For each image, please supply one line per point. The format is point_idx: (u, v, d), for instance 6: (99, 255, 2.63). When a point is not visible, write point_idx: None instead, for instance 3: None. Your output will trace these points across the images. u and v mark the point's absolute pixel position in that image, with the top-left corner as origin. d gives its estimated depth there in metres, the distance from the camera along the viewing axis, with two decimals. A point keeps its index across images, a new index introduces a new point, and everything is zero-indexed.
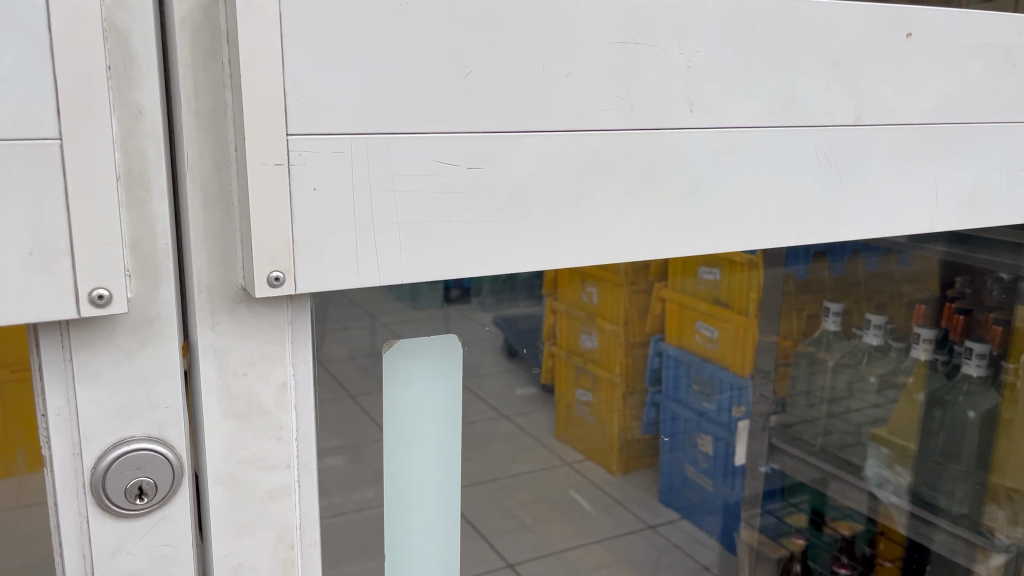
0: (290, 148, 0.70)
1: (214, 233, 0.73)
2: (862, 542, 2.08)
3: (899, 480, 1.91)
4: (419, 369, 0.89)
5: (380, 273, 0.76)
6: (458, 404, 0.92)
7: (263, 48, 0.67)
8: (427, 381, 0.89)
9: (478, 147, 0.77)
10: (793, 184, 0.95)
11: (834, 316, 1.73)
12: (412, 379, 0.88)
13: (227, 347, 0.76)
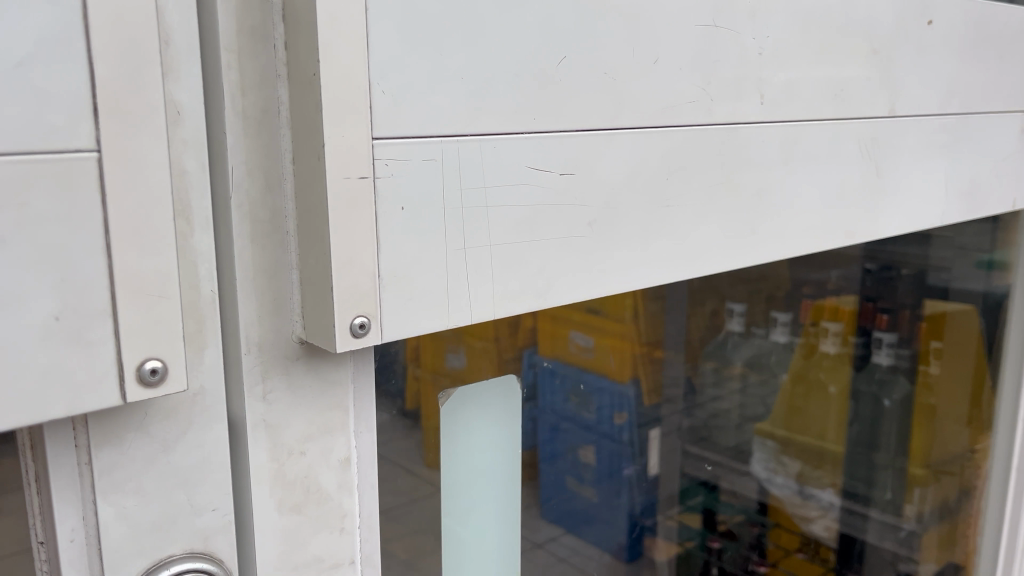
0: (375, 156, 0.54)
1: (265, 273, 0.55)
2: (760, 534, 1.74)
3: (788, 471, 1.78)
4: (483, 421, 0.73)
5: (472, 309, 0.61)
6: (517, 456, 0.77)
7: (347, 24, 0.51)
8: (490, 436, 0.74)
9: (571, 149, 0.65)
10: (841, 181, 0.89)
11: (737, 318, 1.37)
12: (475, 433, 0.72)
13: (282, 421, 0.58)
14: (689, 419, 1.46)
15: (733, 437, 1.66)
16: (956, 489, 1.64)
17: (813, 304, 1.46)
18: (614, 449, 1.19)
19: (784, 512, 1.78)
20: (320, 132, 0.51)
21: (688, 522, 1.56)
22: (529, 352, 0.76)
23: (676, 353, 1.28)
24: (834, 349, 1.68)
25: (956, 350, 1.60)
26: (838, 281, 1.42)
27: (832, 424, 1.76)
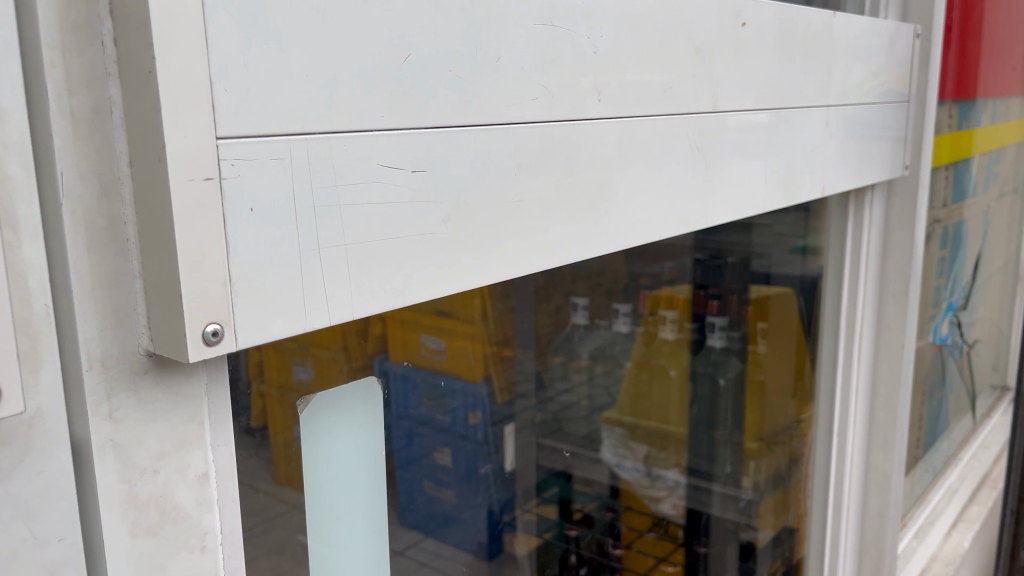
0: (220, 156, 0.52)
1: (104, 283, 0.52)
2: (601, 514, 1.62)
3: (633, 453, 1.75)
4: (347, 436, 0.73)
5: (330, 310, 0.60)
6: (382, 454, 0.76)
7: (182, 19, 0.49)
8: (357, 451, 0.74)
9: (420, 146, 0.65)
10: (674, 173, 0.95)
11: (582, 311, 1.39)
12: (339, 450, 0.72)
13: (132, 440, 0.55)
14: (542, 411, 1.43)
15: (584, 425, 1.61)
16: (785, 458, 1.81)
17: (651, 294, 1.51)
18: (471, 448, 1.17)
19: (633, 493, 1.74)
20: (159, 132, 0.49)
21: (546, 513, 1.46)
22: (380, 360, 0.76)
23: (526, 349, 1.29)
24: (671, 336, 1.71)
25: (781, 328, 1.74)
26: (673, 272, 1.47)
27: (673, 408, 1.79)
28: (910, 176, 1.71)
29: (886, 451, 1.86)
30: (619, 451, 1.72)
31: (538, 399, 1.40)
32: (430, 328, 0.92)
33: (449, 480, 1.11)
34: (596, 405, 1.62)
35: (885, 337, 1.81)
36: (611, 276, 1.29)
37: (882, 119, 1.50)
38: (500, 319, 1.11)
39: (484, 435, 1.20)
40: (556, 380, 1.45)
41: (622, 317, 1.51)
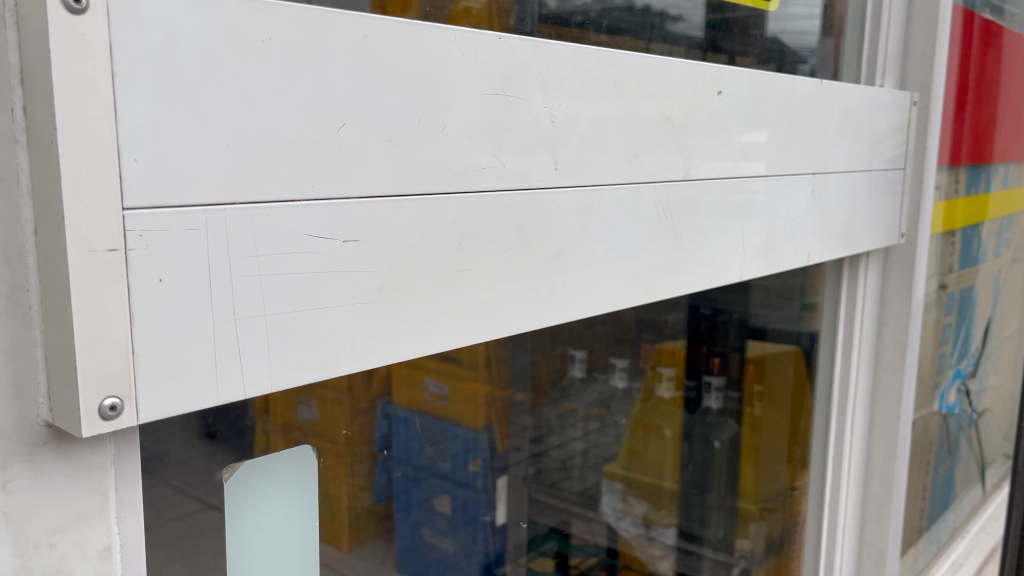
0: (127, 227, 0.51)
1: (3, 351, 0.51)
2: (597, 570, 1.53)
3: (632, 510, 1.60)
4: (277, 523, 0.69)
5: (246, 384, 0.59)
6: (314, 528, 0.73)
7: (87, 89, 0.48)
8: (288, 536, 0.70)
9: (353, 216, 0.64)
10: (640, 243, 0.93)
11: (579, 363, 1.30)
12: (268, 538, 0.69)
13: (25, 513, 0.53)
14: (538, 463, 1.32)
15: (578, 480, 1.45)
16: (780, 525, 1.76)
17: (653, 348, 1.44)
18: (467, 496, 1.18)
19: (632, 555, 1.61)
20: (58, 203, 0.48)
21: (539, 566, 1.40)
22: (383, 403, 0.89)
23: (521, 391, 1.22)
24: (667, 394, 1.59)
25: (778, 393, 1.69)
26: (676, 325, 1.46)
27: (668, 465, 1.65)
28: (908, 244, 1.68)
29: (881, 525, 1.79)
30: (617, 507, 1.57)
31: (532, 455, 1.30)
32: (434, 373, 0.97)
33: (446, 529, 1.13)
34: (593, 458, 1.46)
35: (881, 406, 1.77)
36: (604, 335, 1.28)
37: (874, 186, 1.48)
38: (497, 374, 1.14)
39: (482, 483, 1.21)
40: (553, 431, 1.33)
41: (618, 372, 1.39)
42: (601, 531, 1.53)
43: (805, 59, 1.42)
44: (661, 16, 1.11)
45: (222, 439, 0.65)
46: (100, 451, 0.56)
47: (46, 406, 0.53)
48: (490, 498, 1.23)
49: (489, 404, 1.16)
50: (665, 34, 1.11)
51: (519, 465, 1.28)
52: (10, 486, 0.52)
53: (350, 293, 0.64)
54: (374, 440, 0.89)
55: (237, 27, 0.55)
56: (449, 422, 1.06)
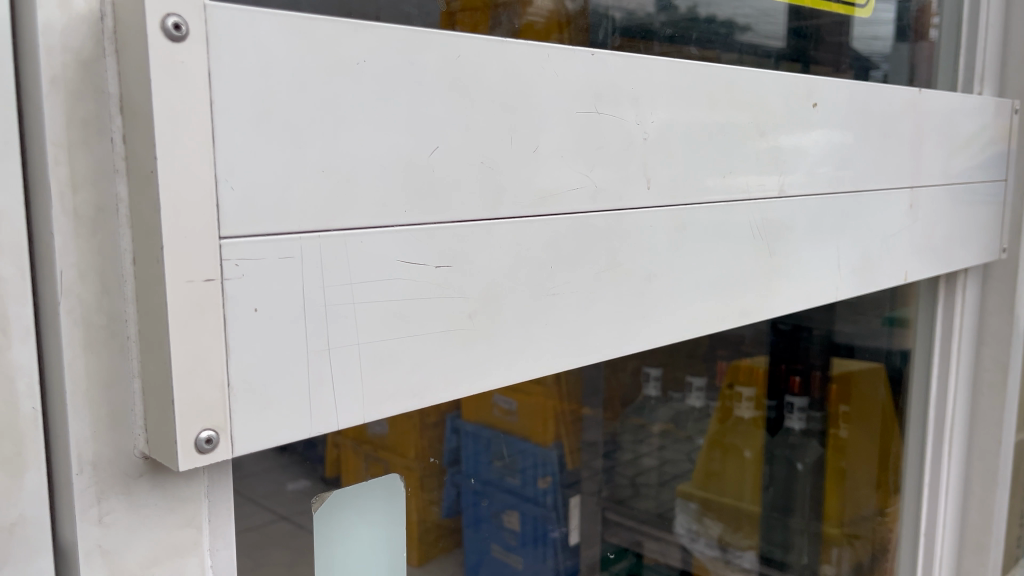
0: (224, 256, 0.50)
1: (101, 382, 0.50)
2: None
3: (708, 530, 1.53)
4: (363, 552, 0.67)
5: (339, 414, 0.57)
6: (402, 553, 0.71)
7: (186, 118, 0.47)
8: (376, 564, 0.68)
9: (446, 242, 0.62)
10: (732, 263, 0.89)
11: (654, 381, 1.27)
12: (354, 567, 0.67)
13: (122, 546, 0.52)
14: (609, 482, 1.30)
15: (653, 500, 1.42)
16: (868, 552, 1.67)
17: (729, 364, 1.41)
18: (539, 513, 1.12)
19: None
20: (157, 234, 0.47)
21: None
22: (451, 417, 0.86)
23: (596, 408, 1.18)
24: (747, 415, 1.58)
25: (866, 412, 1.63)
26: (752, 343, 1.41)
27: (747, 490, 1.61)
28: (1008, 260, 1.59)
29: (981, 556, 1.69)
30: (692, 526, 1.50)
31: (606, 472, 1.29)
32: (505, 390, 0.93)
33: (516, 545, 1.07)
34: (667, 475, 1.43)
35: (981, 431, 1.66)
36: (688, 352, 1.25)
37: (973, 199, 1.41)
38: (583, 393, 1.13)
39: (552, 500, 1.15)
40: (626, 447, 1.31)
41: (695, 390, 1.37)
42: (673, 553, 1.45)
43: (877, 65, 1.34)
44: (729, 25, 1.04)
45: (296, 453, 0.63)
46: (194, 482, 0.55)
47: (144, 438, 0.52)
48: (562, 517, 1.17)
49: (565, 419, 1.11)
50: (734, 44, 1.05)
51: (593, 482, 1.26)
52: (106, 520, 0.51)
53: (442, 318, 0.62)
54: (444, 453, 0.85)
55: (331, 51, 0.54)
56: (520, 436, 1.05)
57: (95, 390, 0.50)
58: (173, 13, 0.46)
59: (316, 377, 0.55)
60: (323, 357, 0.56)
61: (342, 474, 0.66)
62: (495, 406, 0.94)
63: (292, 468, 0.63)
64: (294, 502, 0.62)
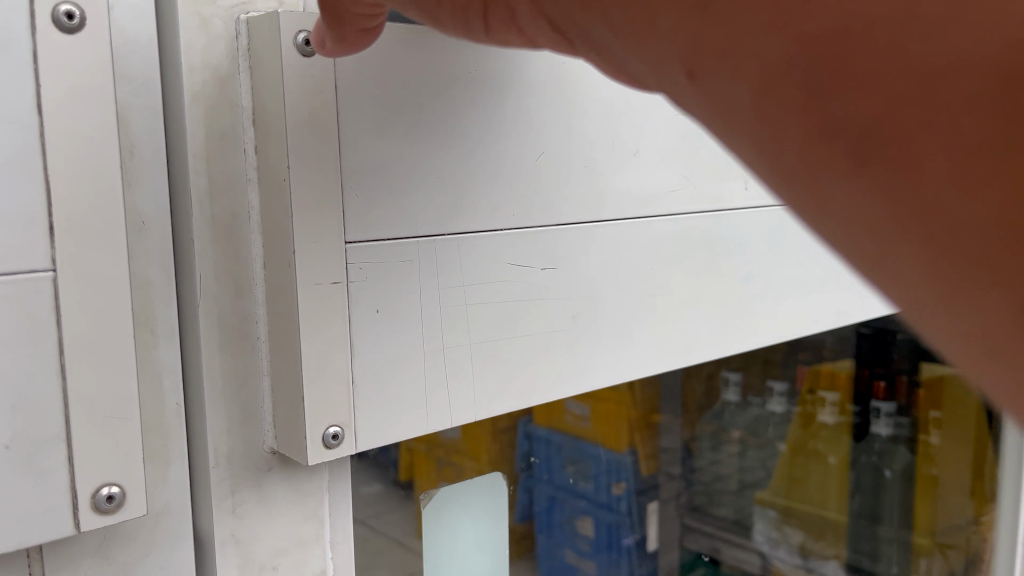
0: (349, 260, 0.52)
1: (235, 380, 0.53)
2: None
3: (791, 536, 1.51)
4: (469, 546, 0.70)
5: (452, 412, 0.59)
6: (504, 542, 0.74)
7: (315, 129, 0.50)
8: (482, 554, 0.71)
9: (552, 244, 0.64)
10: (830, 264, 0.88)
11: (733, 386, 1.23)
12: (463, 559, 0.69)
13: (252, 536, 0.55)
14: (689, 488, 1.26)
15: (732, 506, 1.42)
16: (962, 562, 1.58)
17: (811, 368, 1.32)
18: (613, 520, 1.07)
19: None
20: (290, 239, 0.50)
21: None
22: (524, 423, 0.75)
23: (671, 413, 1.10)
24: (831, 420, 1.49)
25: (960, 419, 1.52)
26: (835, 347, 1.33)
27: (831, 496, 1.54)
28: None
29: None
30: (772, 534, 1.50)
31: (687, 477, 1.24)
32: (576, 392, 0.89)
33: (589, 552, 1.03)
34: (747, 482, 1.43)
35: None
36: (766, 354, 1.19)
37: None
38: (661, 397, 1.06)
39: (626, 507, 1.10)
40: (704, 453, 1.27)
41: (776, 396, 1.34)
42: (751, 559, 1.46)
43: None
44: None
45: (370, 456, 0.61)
46: (315, 477, 0.58)
47: (270, 435, 0.55)
48: (637, 522, 1.12)
49: (638, 423, 1.04)
50: None
51: (671, 487, 1.20)
52: (239, 511, 0.54)
53: (547, 320, 0.64)
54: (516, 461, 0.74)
55: (446, 61, 0.56)
56: (586, 441, 0.98)
57: (231, 388, 0.53)
58: (306, 29, 0.49)
59: (431, 375, 0.57)
60: (437, 356, 0.57)
61: (414, 477, 0.64)
62: (567, 411, 0.91)
63: (364, 473, 0.61)
64: (369, 505, 0.62)
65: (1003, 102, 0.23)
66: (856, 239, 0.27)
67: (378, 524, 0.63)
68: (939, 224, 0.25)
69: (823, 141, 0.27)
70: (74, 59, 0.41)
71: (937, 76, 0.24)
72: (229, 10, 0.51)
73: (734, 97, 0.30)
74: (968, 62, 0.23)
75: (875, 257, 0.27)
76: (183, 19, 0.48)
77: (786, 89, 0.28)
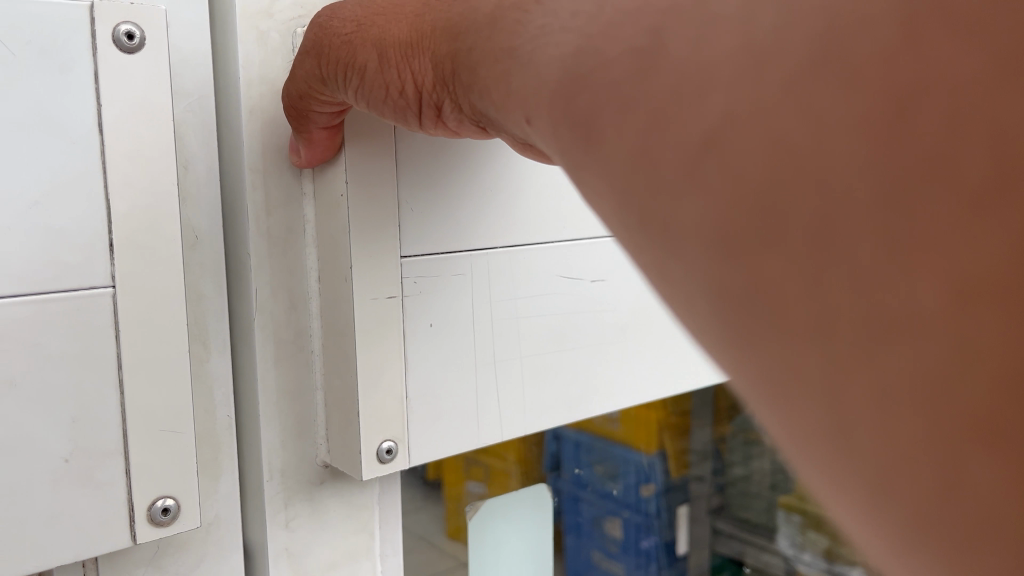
0: (404, 273, 0.52)
1: (289, 393, 0.53)
2: None
3: None
4: (511, 548, 0.70)
5: (505, 427, 0.58)
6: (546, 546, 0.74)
7: (372, 144, 0.50)
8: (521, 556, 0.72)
9: (606, 255, 0.63)
10: None
11: None
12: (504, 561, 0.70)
13: (304, 549, 0.55)
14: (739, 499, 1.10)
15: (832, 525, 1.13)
16: None
17: None
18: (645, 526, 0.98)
19: None
20: (348, 254, 0.50)
21: None
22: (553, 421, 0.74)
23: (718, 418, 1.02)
24: None
25: None
26: None
27: None
28: None
29: None
30: None
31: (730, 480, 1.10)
32: None
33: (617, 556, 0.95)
34: None
35: None
36: None
37: None
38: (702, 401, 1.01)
39: (655, 508, 0.99)
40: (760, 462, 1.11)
41: None
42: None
43: None
44: None
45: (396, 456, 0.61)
46: (369, 488, 0.58)
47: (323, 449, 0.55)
48: (667, 524, 1.02)
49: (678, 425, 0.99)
50: None
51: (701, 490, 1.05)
52: (291, 525, 0.54)
53: (598, 331, 0.63)
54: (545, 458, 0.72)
55: None
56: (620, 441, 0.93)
57: (287, 403, 0.53)
58: None
59: (483, 389, 0.57)
60: (489, 370, 0.57)
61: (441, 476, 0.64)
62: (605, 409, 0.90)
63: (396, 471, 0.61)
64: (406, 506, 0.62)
65: (935, 87, 0.14)
66: (711, 298, 0.18)
67: (416, 527, 0.63)
68: (849, 313, 0.14)
69: (695, 165, 0.18)
70: (134, 76, 0.42)
71: (853, 64, 0.15)
72: (287, 22, 0.51)
73: (612, 151, 0.21)
74: (884, 34, 0.14)
75: (761, 379, 0.17)
76: (240, 32, 0.49)
77: (661, 126, 0.19)
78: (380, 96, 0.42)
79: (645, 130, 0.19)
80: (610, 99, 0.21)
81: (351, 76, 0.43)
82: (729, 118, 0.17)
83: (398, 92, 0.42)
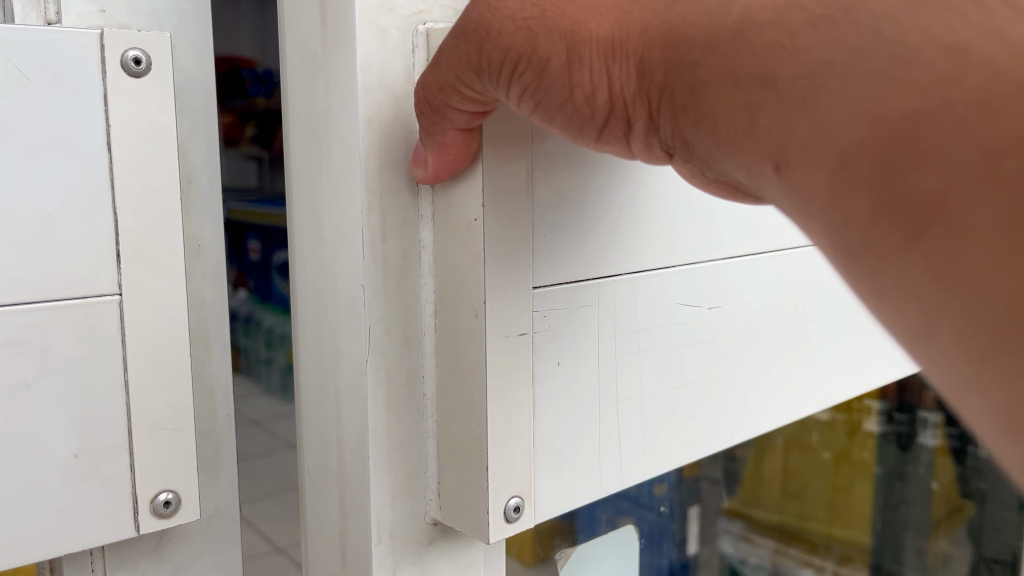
0: (535, 310, 0.50)
1: (403, 441, 0.50)
2: None
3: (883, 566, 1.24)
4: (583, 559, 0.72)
5: (624, 471, 0.57)
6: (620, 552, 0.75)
7: (510, 175, 0.47)
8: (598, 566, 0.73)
9: (710, 285, 0.63)
10: None
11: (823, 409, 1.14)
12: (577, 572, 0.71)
13: None
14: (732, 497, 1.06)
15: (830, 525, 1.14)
16: None
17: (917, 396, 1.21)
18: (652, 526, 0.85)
19: None
20: (480, 293, 0.47)
21: None
22: None
23: None
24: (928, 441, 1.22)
25: None
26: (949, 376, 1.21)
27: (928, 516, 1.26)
28: None
29: None
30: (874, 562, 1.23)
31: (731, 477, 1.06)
32: None
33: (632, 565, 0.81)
34: None
35: None
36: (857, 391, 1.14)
37: None
38: None
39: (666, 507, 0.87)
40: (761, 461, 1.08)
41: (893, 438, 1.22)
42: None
43: None
44: None
45: None
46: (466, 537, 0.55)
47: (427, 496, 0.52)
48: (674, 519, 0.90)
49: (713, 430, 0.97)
50: None
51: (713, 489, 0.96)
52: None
53: (705, 364, 0.63)
54: None
55: None
56: None
57: (402, 454, 0.50)
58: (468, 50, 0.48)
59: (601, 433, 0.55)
60: (605, 412, 0.55)
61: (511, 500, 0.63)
62: None
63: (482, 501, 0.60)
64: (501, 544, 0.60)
65: None
66: (889, 235, 0.27)
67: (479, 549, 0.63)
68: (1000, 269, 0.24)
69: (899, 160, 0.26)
70: (139, 99, 0.45)
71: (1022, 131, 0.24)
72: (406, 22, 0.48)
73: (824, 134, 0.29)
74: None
75: (938, 291, 0.25)
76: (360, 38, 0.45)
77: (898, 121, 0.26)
78: (555, 95, 0.40)
79: (880, 125, 0.27)
80: (842, 93, 0.28)
81: (521, 69, 0.40)
82: (934, 132, 0.25)
83: (580, 95, 0.39)
